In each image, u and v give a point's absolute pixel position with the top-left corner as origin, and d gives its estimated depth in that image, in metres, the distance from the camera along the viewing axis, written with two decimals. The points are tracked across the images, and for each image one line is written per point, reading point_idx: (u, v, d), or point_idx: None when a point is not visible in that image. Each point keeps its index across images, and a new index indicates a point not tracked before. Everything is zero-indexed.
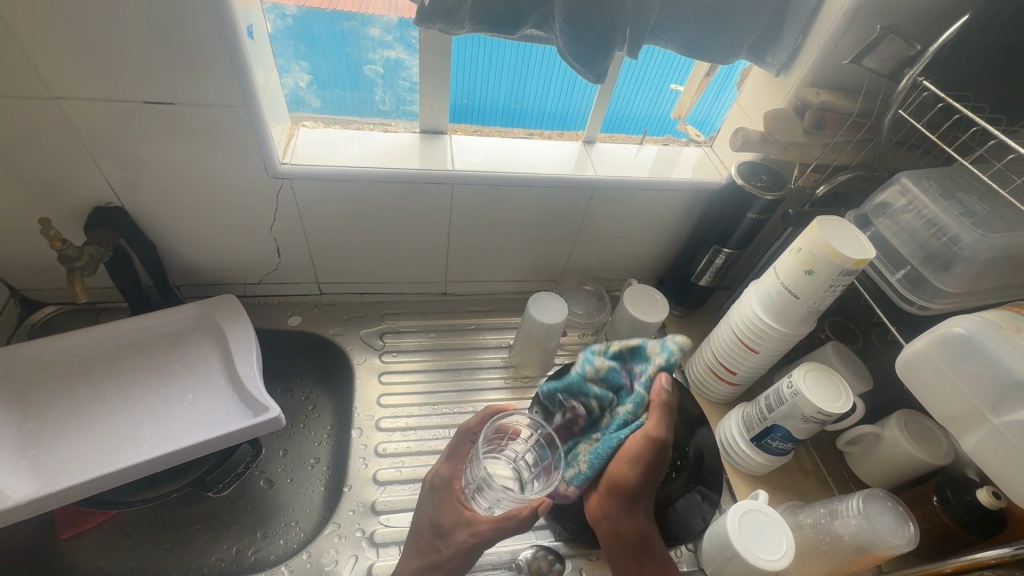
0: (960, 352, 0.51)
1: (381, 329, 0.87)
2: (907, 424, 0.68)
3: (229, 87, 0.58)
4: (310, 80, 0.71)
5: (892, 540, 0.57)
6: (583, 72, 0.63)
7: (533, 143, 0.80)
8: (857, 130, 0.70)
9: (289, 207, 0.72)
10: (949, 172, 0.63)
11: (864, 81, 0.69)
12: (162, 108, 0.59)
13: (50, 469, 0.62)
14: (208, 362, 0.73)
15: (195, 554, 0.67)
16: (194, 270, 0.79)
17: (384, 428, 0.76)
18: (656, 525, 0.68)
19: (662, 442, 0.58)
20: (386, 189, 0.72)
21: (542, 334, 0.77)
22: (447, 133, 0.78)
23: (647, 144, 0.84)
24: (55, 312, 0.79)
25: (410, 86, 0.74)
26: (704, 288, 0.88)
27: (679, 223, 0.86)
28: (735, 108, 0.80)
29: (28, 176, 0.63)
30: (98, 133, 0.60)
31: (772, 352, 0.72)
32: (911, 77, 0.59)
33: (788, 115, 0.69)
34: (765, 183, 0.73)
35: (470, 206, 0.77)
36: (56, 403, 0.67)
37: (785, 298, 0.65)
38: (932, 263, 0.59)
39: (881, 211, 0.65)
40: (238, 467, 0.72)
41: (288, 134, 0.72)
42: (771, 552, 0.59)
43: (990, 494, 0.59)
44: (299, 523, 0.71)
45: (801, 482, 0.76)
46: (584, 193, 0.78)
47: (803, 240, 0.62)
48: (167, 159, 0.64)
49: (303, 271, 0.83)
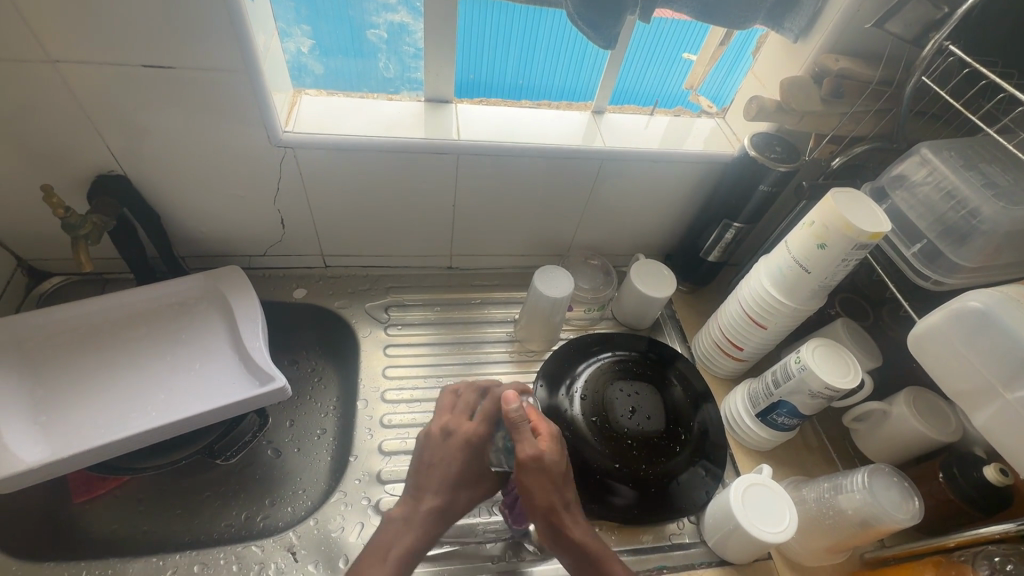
0: (975, 326, 0.50)
1: (386, 302, 0.87)
2: (915, 400, 0.67)
3: (229, 51, 0.57)
4: (312, 45, 0.69)
5: (896, 515, 0.57)
6: (592, 37, 0.60)
7: (541, 113, 0.78)
8: (876, 98, 0.67)
9: (292, 177, 0.71)
10: (972, 143, 0.60)
11: (886, 48, 0.66)
12: (162, 72, 0.58)
13: (60, 435, 0.62)
14: (214, 332, 0.73)
15: (205, 520, 0.68)
16: (199, 241, 0.79)
17: (389, 399, 0.77)
18: (660, 497, 0.68)
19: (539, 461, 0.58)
20: (391, 159, 0.71)
21: (548, 309, 0.77)
22: (453, 103, 0.76)
23: (658, 115, 0.81)
24: (62, 282, 0.80)
25: (414, 52, 0.72)
26: (712, 263, 0.87)
27: (689, 197, 0.84)
28: (750, 77, 0.77)
29: (29, 143, 0.62)
30: (97, 98, 0.59)
31: (781, 328, 0.71)
32: (935, 42, 0.57)
33: (805, 84, 0.66)
34: (779, 155, 0.71)
35: (475, 178, 0.76)
36: (65, 371, 0.67)
37: (796, 272, 0.64)
38: (950, 237, 0.57)
39: (899, 183, 0.63)
40: (245, 437, 0.73)
41: (290, 102, 0.70)
42: (773, 525, 0.59)
43: (996, 472, 0.59)
44: (307, 491, 0.72)
45: (806, 458, 0.76)
46: (591, 165, 0.76)
47: (817, 213, 0.60)
48: (168, 127, 0.63)
49: (307, 243, 0.83)
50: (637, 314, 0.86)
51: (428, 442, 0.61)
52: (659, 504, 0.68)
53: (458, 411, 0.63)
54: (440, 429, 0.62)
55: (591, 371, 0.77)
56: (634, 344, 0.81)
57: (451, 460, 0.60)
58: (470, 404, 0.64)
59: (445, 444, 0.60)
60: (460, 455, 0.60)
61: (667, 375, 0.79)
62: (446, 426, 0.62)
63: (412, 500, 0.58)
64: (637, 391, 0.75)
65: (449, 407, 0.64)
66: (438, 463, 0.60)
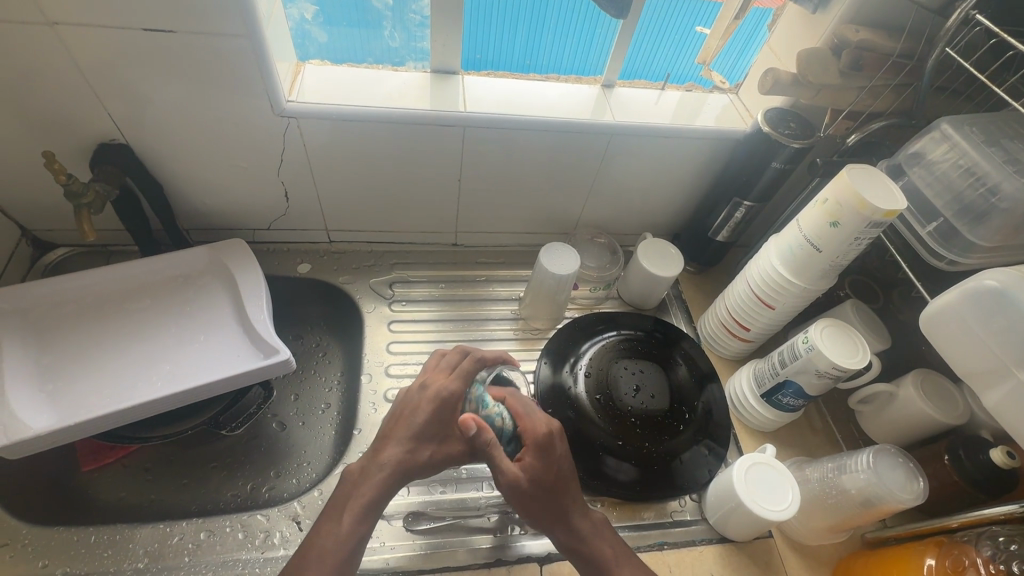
0: (990, 306, 0.49)
1: (390, 278, 0.86)
2: (923, 382, 0.67)
3: (232, 15, 0.56)
4: (316, 12, 0.67)
5: (900, 495, 0.57)
6: (604, 5, 0.58)
7: (549, 87, 0.76)
8: (897, 72, 0.65)
9: (296, 148, 0.70)
10: (995, 118, 0.59)
11: (909, 19, 0.64)
12: (163, 37, 0.56)
13: (67, 404, 0.63)
14: (219, 305, 0.73)
15: (211, 489, 0.69)
16: (203, 214, 0.78)
17: (393, 374, 0.77)
18: (662, 475, 0.68)
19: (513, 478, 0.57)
20: (396, 131, 0.70)
21: (553, 286, 0.76)
22: (459, 74, 0.74)
23: (669, 90, 0.79)
24: (66, 253, 0.79)
25: (421, 21, 0.70)
26: (721, 243, 0.86)
27: (698, 175, 0.82)
28: (766, 50, 0.74)
29: (30, 109, 0.61)
30: (99, 63, 0.58)
31: (789, 308, 0.70)
32: (962, 11, 0.55)
33: (823, 56, 0.64)
34: (793, 131, 0.69)
35: (481, 152, 0.74)
36: (72, 342, 0.67)
37: (807, 251, 0.63)
38: (967, 215, 0.56)
39: (916, 160, 0.61)
40: (250, 409, 0.73)
41: (294, 71, 0.69)
42: (775, 502, 0.59)
43: (1004, 454, 0.58)
44: (311, 464, 0.73)
45: (810, 440, 0.76)
46: (600, 140, 0.75)
47: (831, 190, 0.59)
48: (170, 95, 0.62)
49: (311, 217, 0.82)
50: (643, 293, 0.85)
51: (407, 393, 0.60)
52: (661, 481, 0.68)
53: (438, 368, 0.62)
54: (415, 383, 0.61)
55: (595, 349, 0.77)
56: (639, 323, 0.81)
57: (421, 410, 0.58)
58: (452, 362, 0.62)
59: (417, 396, 0.59)
60: (430, 405, 0.58)
61: (672, 354, 0.78)
62: (420, 382, 0.61)
63: (374, 450, 0.56)
64: (641, 370, 0.75)
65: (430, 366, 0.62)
66: (408, 414, 0.58)
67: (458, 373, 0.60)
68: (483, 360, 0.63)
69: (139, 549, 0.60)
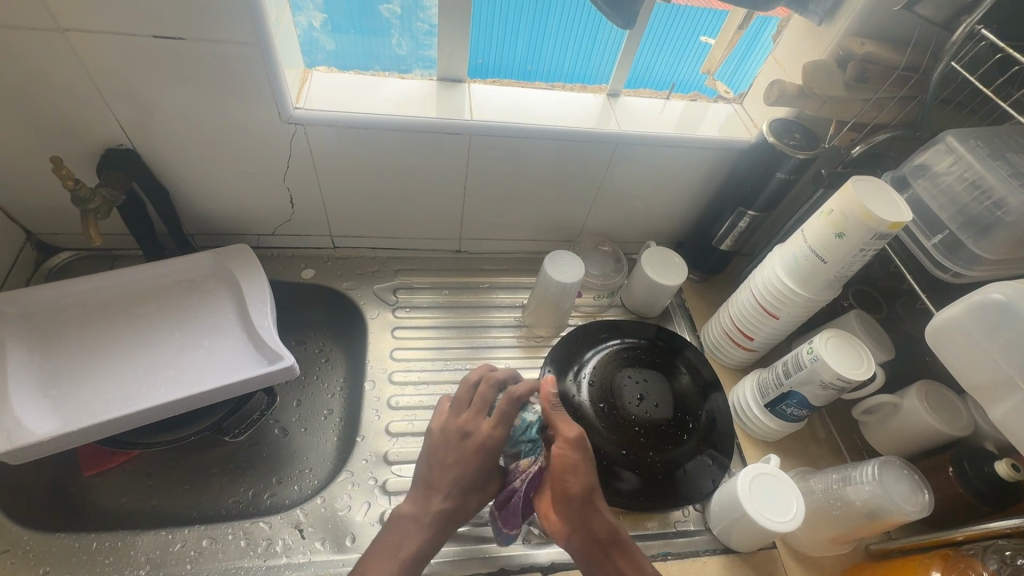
0: (996, 319, 0.50)
1: (394, 284, 0.86)
2: (928, 394, 0.67)
3: (243, 23, 0.56)
4: (324, 19, 0.68)
5: (906, 507, 0.57)
6: (610, 15, 0.58)
7: (554, 95, 0.76)
8: (901, 85, 0.66)
9: (303, 154, 0.70)
10: (1000, 131, 0.59)
11: (913, 33, 0.64)
12: (173, 44, 0.57)
13: (70, 409, 0.63)
14: (222, 310, 0.73)
15: (213, 496, 0.69)
16: (208, 219, 0.78)
17: (396, 381, 0.77)
18: (666, 484, 0.68)
19: (580, 438, 0.59)
20: (403, 139, 0.70)
21: (557, 294, 0.76)
22: (465, 82, 0.74)
23: (674, 100, 0.79)
24: (70, 257, 0.79)
25: (428, 29, 0.70)
26: (724, 252, 0.86)
27: (702, 184, 0.83)
28: (771, 61, 0.75)
29: (38, 114, 0.61)
30: (108, 70, 0.58)
31: (794, 319, 0.70)
32: (968, 25, 0.55)
33: (828, 68, 0.65)
34: (798, 142, 0.70)
35: (486, 160, 0.75)
36: (76, 346, 0.67)
37: (812, 262, 0.63)
38: (973, 227, 0.56)
39: (921, 172, 0.62)
40: (253, 415, 0.73)
41: (301, 78, 0.69)
42: (780, 514, 0.59)
43: (1009, 467, 0.58)
44: (313, 470, 0.72)
45: (814, 450, 0.76)
46: (605, 148, 0.75)
47: (836, 202, 0.59)
48: (178, 101, 0.62)
49: (316, 223, 0.82)
50: (647, 301, 0.85)
51: (441, 439, 0.60)
52: (665, 490, 0.68)
53: (473, 408, 0.61)
54: (449, 423, 0.61)
55: (599, 358, 0.77)
56: (643, 332, 0.81)
57: (464, 460, 0.58)
58: (485, 401, 0.62)
59: (456, 442, 0.59)
60: (473, 457, 0.59)
61: (675, 363, 0.78)
62: (456, 421, 0.61)
63: (423, 499, 0.58)
64: (645, 379, 0.75)
65: (462, 403, 0.62)
66: (445, 460, 0.59)
67: (499, 418, 0.60)
68: (514, 397, 0.60)
69: (141, 556, 0.60)
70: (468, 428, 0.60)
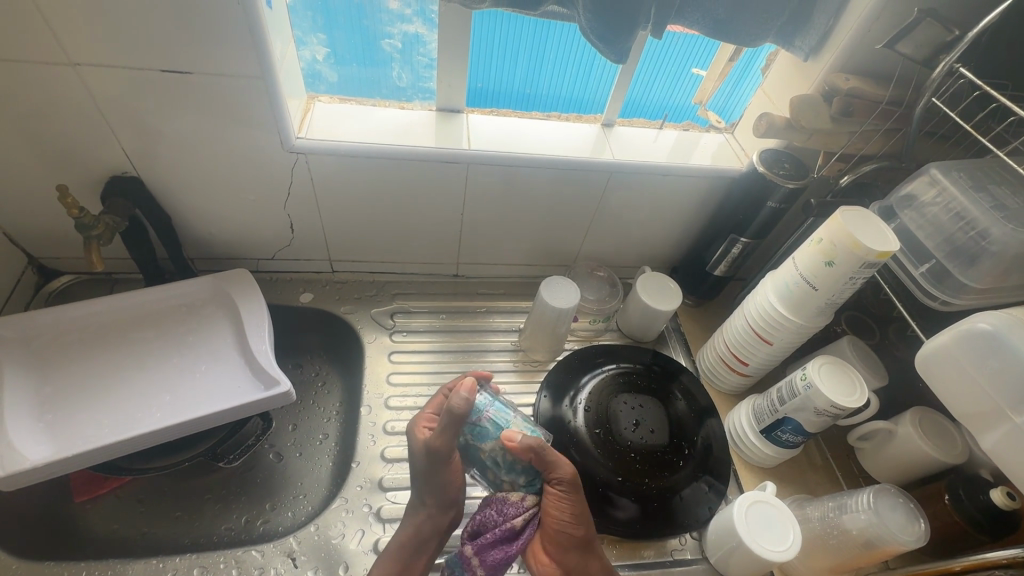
0: (983, 349, 0.50)
1: (392, 308, 0.87)
2: (921, 421, 0.67)
3: (249, 59, 0.58)
4: (327, 53, 0.70)
5: (901, 537, 0.57)
6: (604, 51, 0.60)
7: (550, 125, 0.78)
8: (886, 118, 0.68)
9: (304, 182, 0.72)
10: (981, 164, 0.61)
11: (896, 69, 0.67)
12: (181, 77, 0.59)
13: (65, 434, 0.62)
14: (220, 334, 0.74)
15: (205, 522, 0.68)
16: (209, 243, 0.79)
17: (392, 406, 0.77)
18: (663, 512, 0.68)
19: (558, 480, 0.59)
20: (402, 167, 0.71)
21: (553, 319, 0.77)
22: (464, 112, 0.77)
23: (667, 129, 0.82)
24: (71, 281, 0.80)
25: (427, 62, 0.73)
26: (718, 278, 0.87)
27: (695, 212, 0.84)
28: (759, 93, 0.77)
29: (47, 144, 0.63)
30: (117, 102, 0.60)
31: (787, 345, 0.71)
32: (946, 63, 0.57)
33: (815, 102, 0.67)
34: (787, 172, 0.72)
35: (483, 188, 0.76)
36: (71, 371, 0.67)
37: (803, 289, 0.64)
38: (958, 257, 0.57)
39: (907, 203, 0.63)
40: (249, 440, 0.72)
41: (304, 108, 0.71)
42: (777, 543, 0.59)
43: (1004, 495, 0.58)
44: (307, 496, 0.72)
45: (810, 477, 0.76)
46: (600, 177, 0.76)
47: (825, 231, 0.60)
48: (184, 131, 0.64)
49: (315, 248, 0.83)
50: (642, 326, 0.86)
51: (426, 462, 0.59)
52: (661, 518, 0.67)
53: (445, 437, 0.58)
54: (426, 450, 0.59)
55: (595, 383, 0.77)
56: (638, 357, 0.81)
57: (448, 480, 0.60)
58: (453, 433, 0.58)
59: (434, 473, 0.59)
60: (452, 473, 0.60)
61: (671, 388, 0.78)
62: (430, 454, 0.58)
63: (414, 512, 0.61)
64: (641, 405, 0.75)
65: (438, 454, 0.58)
66: (423, 485, 0.60)
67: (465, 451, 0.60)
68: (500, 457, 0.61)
69: None
70: (443, 465, 0.59)
